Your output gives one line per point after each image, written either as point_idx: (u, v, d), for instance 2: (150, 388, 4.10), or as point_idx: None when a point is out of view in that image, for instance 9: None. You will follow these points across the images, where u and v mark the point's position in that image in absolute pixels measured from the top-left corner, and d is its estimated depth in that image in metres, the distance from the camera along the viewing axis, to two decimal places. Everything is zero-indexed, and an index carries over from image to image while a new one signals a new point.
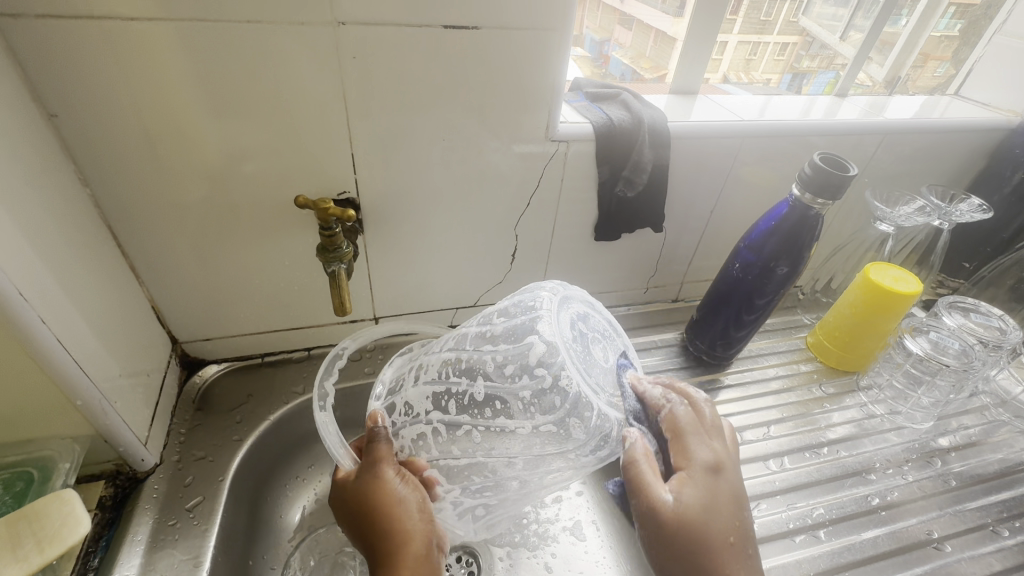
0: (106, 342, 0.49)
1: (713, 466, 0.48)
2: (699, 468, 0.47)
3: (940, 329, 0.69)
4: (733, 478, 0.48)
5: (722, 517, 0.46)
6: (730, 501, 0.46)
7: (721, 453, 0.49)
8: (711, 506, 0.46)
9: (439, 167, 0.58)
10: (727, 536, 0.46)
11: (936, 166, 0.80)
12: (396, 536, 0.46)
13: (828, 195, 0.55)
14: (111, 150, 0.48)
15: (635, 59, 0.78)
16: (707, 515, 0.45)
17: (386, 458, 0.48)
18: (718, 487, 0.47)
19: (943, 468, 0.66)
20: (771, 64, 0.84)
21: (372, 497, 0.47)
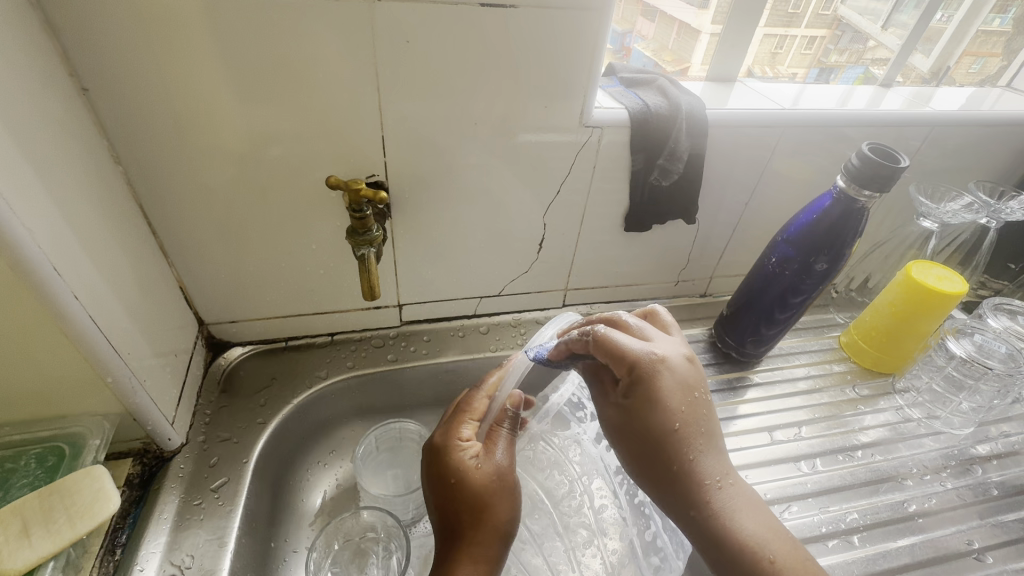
0: (136, 322, 0.49)
1: (659, 366, 0.45)
2: (658, 383, 0.45)
3: (985, 332, 0.67)
4: (693, 376, 0.46)
5: (687, 427, 0.45)
6: (671, 392, 0.45)
7: (673, 357, 0.47)
8: (651, 403, 0.45)
9: (470, 152, 0.57)
10: (702, 462, 0.45)
11: (984, 161, 0.76)
12: (493, 545, 0.46)
13: (876, 187, 0.53)
14: (141, 128, 0.48)
15: (658, 51, 0.73)
16: (671, 431, 0.45)
17: (508, 460, 0.50)
18: (673, 390, 0.45)
19: (983, 476, 0.63)
20: (797, 57, 0.77)
21: (484, 487, 0.47)
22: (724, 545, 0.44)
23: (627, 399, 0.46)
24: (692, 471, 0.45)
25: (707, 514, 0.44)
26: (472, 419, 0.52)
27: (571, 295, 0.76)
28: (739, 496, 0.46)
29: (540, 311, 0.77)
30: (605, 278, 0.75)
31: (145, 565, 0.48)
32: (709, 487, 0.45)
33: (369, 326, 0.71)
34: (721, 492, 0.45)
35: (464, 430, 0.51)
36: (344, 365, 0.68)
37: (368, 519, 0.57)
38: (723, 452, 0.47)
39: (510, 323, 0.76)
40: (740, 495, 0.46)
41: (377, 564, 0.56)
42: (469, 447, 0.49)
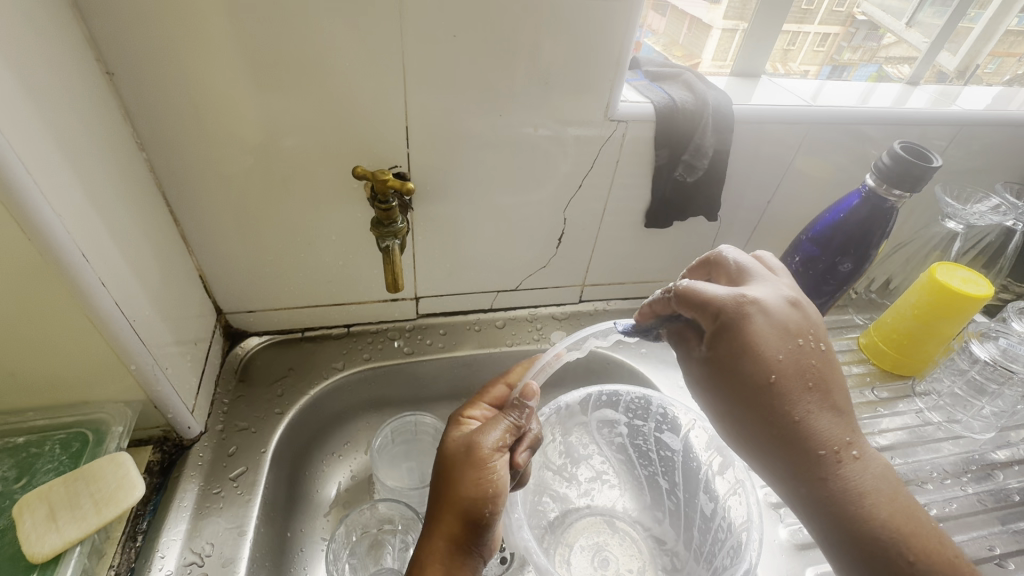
0: (159, 309, 0.49)
1: (756, 313, 0.41)
2: (755, 330, 0.41)
3: (1011, 336, 0.64)
4: (797, 321, 0.42)
5: (795, 377, 0.41)
6: (767, 341, 0.41)
7: (773, 302, 0.42)
8: (740, 355, 0.41)
9: (494, 145, 0.56)
10: (811, 414, 0.41)
11: (1012, 163, 0.75)
12: (444, 518, 0.42)
13: (907, 187, 0.52)
14: (167, 115, 0.48)
15: (667, 46, 0.72)
16: (773, 383, 0.40)
17: (488, 437, 0.45)
18: (773, 337, 0.41)
19: (1004, 482, 0.62)
20: (809, 55, 0.76)
21: (449, 456, 0.46)
22: (831, 496, 0.41)
23: (716, 350, 0.42)
24: (800, 426, 0.41)
25: (814, 466, 0.41)
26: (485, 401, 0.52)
27: (588, 291, 0.76)
28: (848, 448, 0.42)
29: (557, 306, 0.76)
30: (623, 275, 0.75)
31: (166, 552, 0.48)
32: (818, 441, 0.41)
33: (385, 319, 0.71)
34: (832, 446, 0.42)
35: (473, 408, 0.51)
36: (360, 357, 0.68)
37: (385, 512, 0.57)
38: (834, 406, 0.42)
39: (526, 318, 0.75)
40: (852, 446, 0.42)
41: (394, 555, 0.56)
42: (466, 422, 0.49)
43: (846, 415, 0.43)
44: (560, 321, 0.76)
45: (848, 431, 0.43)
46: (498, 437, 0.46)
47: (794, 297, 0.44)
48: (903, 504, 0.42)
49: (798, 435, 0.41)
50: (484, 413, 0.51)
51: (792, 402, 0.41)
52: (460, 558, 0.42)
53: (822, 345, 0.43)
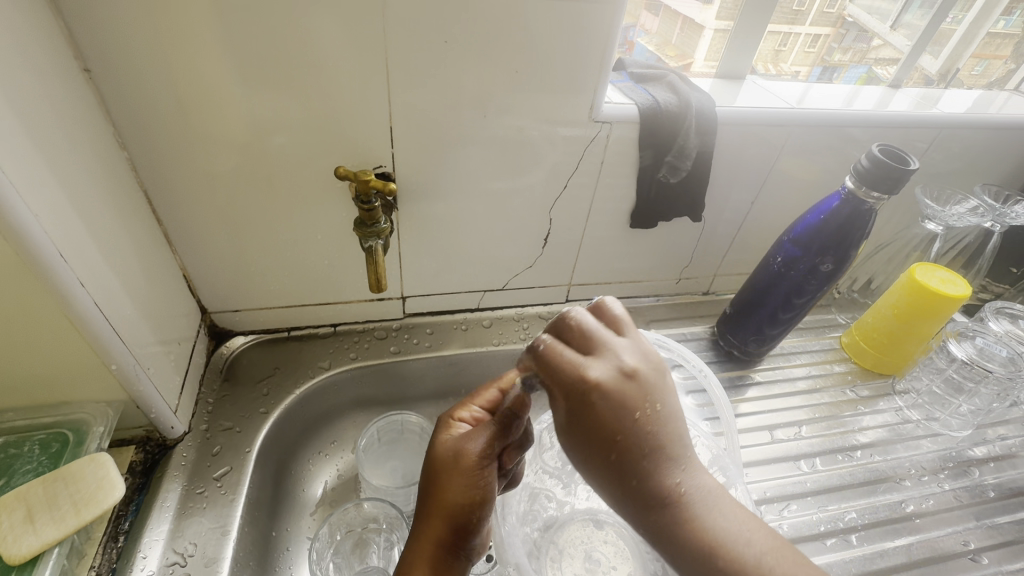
0: (140, 309, 0.48)
1: (593, 390, 0.36)
2: (593, 406, 0.36)
3: (987, 335, 0.66)
4: (633, 392, 0.37)
5: (626, 450, 0.37)
6: (619, 410, 0.36)
7: (601, 370, 0.37)
8: (595, 421, 0.37)
9: (479, 145, 0.57)
10: (659, 482, 0.37)
11: (992, 166, 0.76)
12: (431, 523, 0.42)
13: (885, 189, 0.53)
14: (148, 114, 0.47)
15: (661, 46, 0.73)
16: (626, 452, 0.36)
17: (477, 445, 0.44)
18: (618, 412, 0.36)
19: (980, 478, 0.64)
20: (800, 56, 0.77)
21: (438, 461, 0.45)
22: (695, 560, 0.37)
23: (565, 417, 0.38)
24: (647, 497, 0.37)
25: (667, 539, 0.37)
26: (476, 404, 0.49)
27: (574, 291, 0.76)
28: (713, 509, 0.38)
29: (544, 305, 0.77)
30: (609, 274, 0.75)
31: (148, 552, 0.48)
32: (670, 509, 0.37)
33: (372, 318, 0.71)
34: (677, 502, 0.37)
35: (462, 410, 0.49)
36: (346, 356, 0.68)
37: (369, 510, 0.57)
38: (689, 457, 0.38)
39: (514, 317, 0.76)
40: (715, 511, 0.38)
41: (378, 554, 0.56)
42: (455, 424, 0.48)
43: (697, 466, 0.39)
44: (547, 321, 0.76)
45: (706, 481, 0.39)
46: (488, 444, 0.45)
47: (635, 363, 0.38)
48: (785, 556, 0.38)
49: (654, 503, 0.37)
50: (474, 415, 0.49)
51: (645, 470, 0.37)
52: (448, 562, 0.42)
53: (660, 412, 0.37)
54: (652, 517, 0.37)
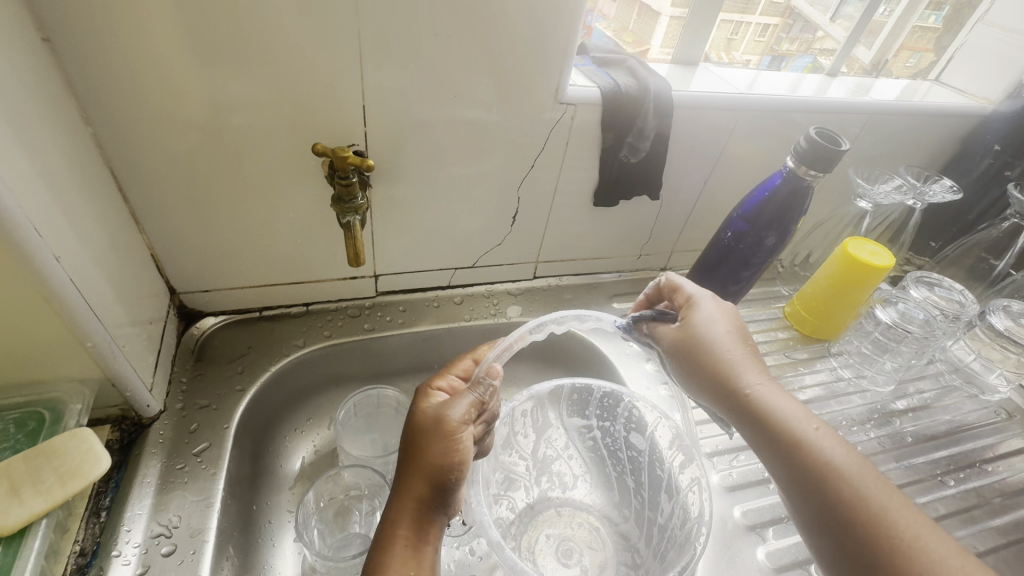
0: (113, 287, 0.48)
1: (696, 302, 0.54)
2: (693, 308, 0.53)
3: (908, 300, 0.74)
4: (727, 310, 0.53)
5: (735, 339, 0.51)
6: (705, 321, 0.52)
7: (706, 299, 0.54)
8: (716, 320, 0.52)
9: (449, 124, 0.58)
10: (743, 368, 0.50)
11: (914, 150, 0.84)
12: (411, 482, 0.45)
13: (820, 167, 0.58)
14: (115, 89, 0.47)
15: (618, 31, 0.77)
16: (705, 339, 0.51)
17: (456, 411, 0.48)
18: (716, 313, 0.53)
19: (900, 427, 0.72)
20: (751, 45, 0.82)
21: (417, 428, 0.48)
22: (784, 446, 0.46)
23: (671, 326, 0.54)
24: (734, 381, 0.49)
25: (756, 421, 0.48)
26: (453, 372, 0.54)
27: (541, 268, 0.80)
28: (781, 403, 0.48)
29: (512, 282, 0.80)
30: (574, 252, 0.79)
31: (132, 526, 0.49)
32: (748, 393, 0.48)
33: (344, 297, 0.72)
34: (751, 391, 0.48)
35: (440, 378, 0.53)
36: (320, 334, 0.69)
37: (348, 480, 0.59)
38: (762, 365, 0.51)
39: (483, 294, 0.78)
40: (783, 396, 0.49)
41: (360, 521, 0.59)
42: (434, 393, 0.51)
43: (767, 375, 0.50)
44: (515, 297, 0.79)
45: (781, 389, 0.50)
46: (466, 411, 0.49)
47: (721, 296, 0.55)
48: (843, 443, 0.45)
49: (726, 378, 0.49)
50: (450, 385, 0.53)
51: (724, 356, 0.50)
52: (426, 517, 0.45)
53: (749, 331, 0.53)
54: (729, 390, 0.49)
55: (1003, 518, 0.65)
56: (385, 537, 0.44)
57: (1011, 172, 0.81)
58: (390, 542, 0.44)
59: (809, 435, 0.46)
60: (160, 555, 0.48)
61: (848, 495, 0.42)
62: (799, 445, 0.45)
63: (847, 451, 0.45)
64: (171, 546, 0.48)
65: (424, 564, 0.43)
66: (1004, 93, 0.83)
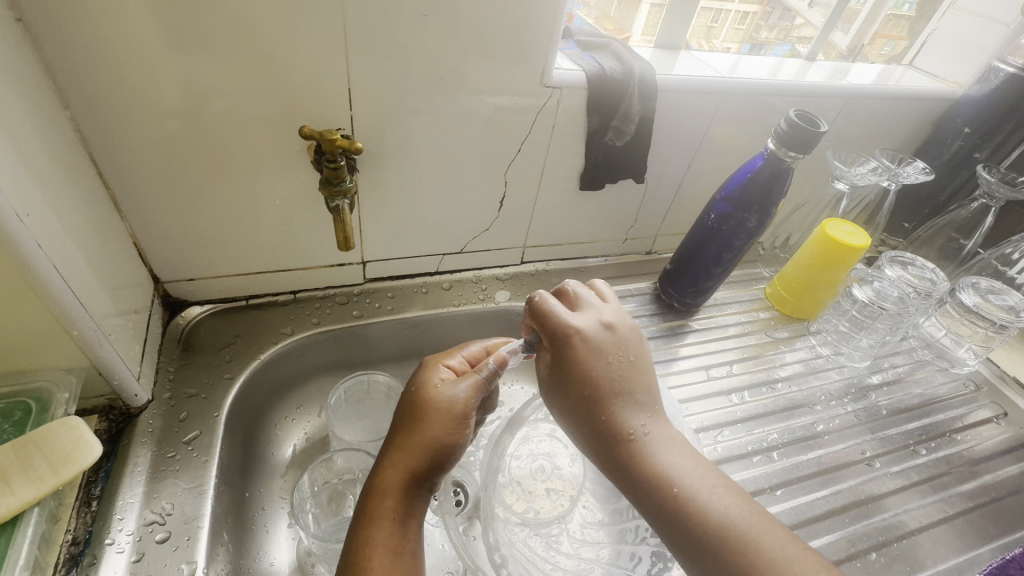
0: (97, 274, 0.48)
1: (574, 336, 0.49)
2: (562, 342, 0.49)
3: (883, 279, 0.76)
4: (612, 342, 0.50)
5: (604, 385, 0.48)
6: (596, 357, 0.49)
7: (590, 324, 0.50)
8: (592, 357, 0.49)
9: (437, 109, 0.58)
10: (622, 418, 0.48)
11: (889, 133, 0.87)
12: (409, 453, 0.46)
13: (800, 149, 0.60)
14: (93, 71, 0.46)
15: (599, 19, 0.77)
16: (585, 383, 0.48)
17: (467, 392, 0.49)
18: (593, 351, 0.49)
19: (876, 400, 0.75)
20: (732, 32, 0.82)
21: (422, 399, 0.48)
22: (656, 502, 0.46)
23: (551, 360, 0.50)
24: (608, 428, 0.48)
25: (625, 474, 0.47)
26: (463, 354, 0.54)
27: (528, 253, 0.80)
28: (669, 455, 0.47)
29: (499, 267, 0.80)
30: (560, 236, 0.80)
31: (124, 514, 0.48)
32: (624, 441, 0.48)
33: (332, 284, 0.72)
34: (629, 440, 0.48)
35: (451, 357, 0.53)
36: (309, 322, 0.69)
37: (340, 465, 0.60)
38: (646, 407, 0.50)
39: (472, 280, 0.79)
40: (666, 444, 0.48)
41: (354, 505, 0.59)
42: (441, 367, 0.52)
43: (654, 416, 0.50)
44: (503, 282, 0.80)
45: (665, 433, 0.49)
46: (472, 391, 0.49)
47: (611, 321, 0.52)
48: (729, 491, 0.46)
49: (607, 431, 0.48)
50: (456, 364, 0.53)
51: (605, 406, 0.48)
52: (412, 494, 0.46)
53: (639, 359, 0.51)
54: (608, 442, 0.48)
55: (971, 483, 0.68)
56: (372, 509, 0.45)
57: (980, 154, 0.83)
58: (377, 513, 0.44)
59: (680, 491, 0.45)
60: (154, 542, 0.48)
61: (730, 558, 0.42)
62: (668, 502, 0.45)
63: (728, 505, 0.44)
64: (166, 533, 0.48)
65: (407, 538, 0.45)
66: (974, 77, 0.86)
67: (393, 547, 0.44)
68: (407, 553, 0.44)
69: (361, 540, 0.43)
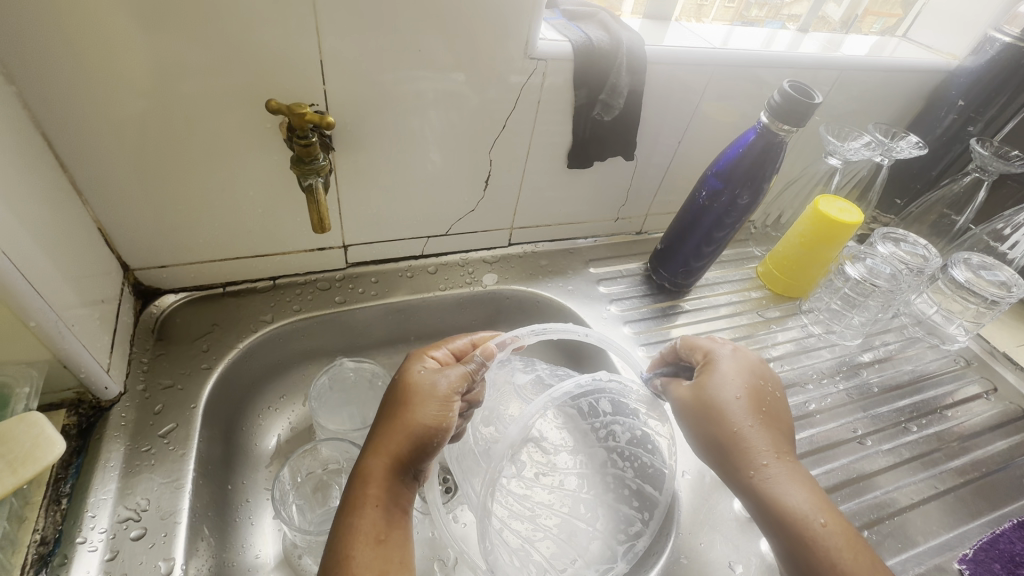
0: (56, 264, 0.45)
1: (723, 358, 0.53)
2: (716, 367, 0.53)
3: (875, 256, 0.75)
4: (753, 372, 0.53)
5: (751, 406, 0.50)
6: (734, 378, 0.51)
7: (739, 353, 0.54)
8: (732, 379, 0.51)
9: (416, 82, 0.55)
10: (755, 440, 0.48)
11: (884, 106, 0.85)
12: (392, 438, 0.45)
13: (795, 122, 0.58)
14: (41, 46, 0.42)
15: None
16: (723, 401, 0.50)
17: (451, 379, 0.48)
18: (737, 372, 0.52)
19: (867, 378, 0.75)
20: (722, 10, 0.79)
21: (406, 385, 0.48)
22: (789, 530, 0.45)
23: (696, 382, 0.52)
24: (740, 447, 0.48)
25: (757, 494, 0.47)
26: (449, 347, 0.53)
27: (516, 234, 0.78)
28: (795, 485, 0.47)
29: (486, 250, 0.78)
30: (549, 216, 0.78)
31: (97, 512, 0.47)
32: (759, 463, 0.47)
33: (313, 270, 0.69)
34: (767, 465, 0.47)
35: (436, 349, 0.53)
36: (290, 309, 0.67)
37: (326, 454, 0.58)
38: (782, 436, 0.50)
39: (458, 263, 0.77)
40: (795, 472, 0.48)
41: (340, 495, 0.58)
42: (429, 359, 0.51)
43: (788, 448, 0.50)
44: (491, 265, 0.78)
45: (793, 464, 0.48)
46: (456, 380, 0.48)
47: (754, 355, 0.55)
48: (841, 532, 0.45)
49: (737, 447, 0.48)
50: (444, 356, 0.52)
51: (734, 420, 0.49)
52: (397, 481, 0.45)
53: (778, 391, 0.53)
54: (738, 462, 0.48)
55: (961, 459, 0.68)
56: (356, 495, 0.44)
57: (974, 128, 0.82)
58: (361, 498, 0.43)
59: (821, 522, 0.45)
60: (129, 539, 0.46)
61: None
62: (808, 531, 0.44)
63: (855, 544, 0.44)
64: (141, 529, 0.47)
65: (391, 528, 0.43)
66: (968, 49, 0.84)
67: (376, 535, 0.42)
68: (391, 543, 0.43)
69: (344, 529, 0.42)
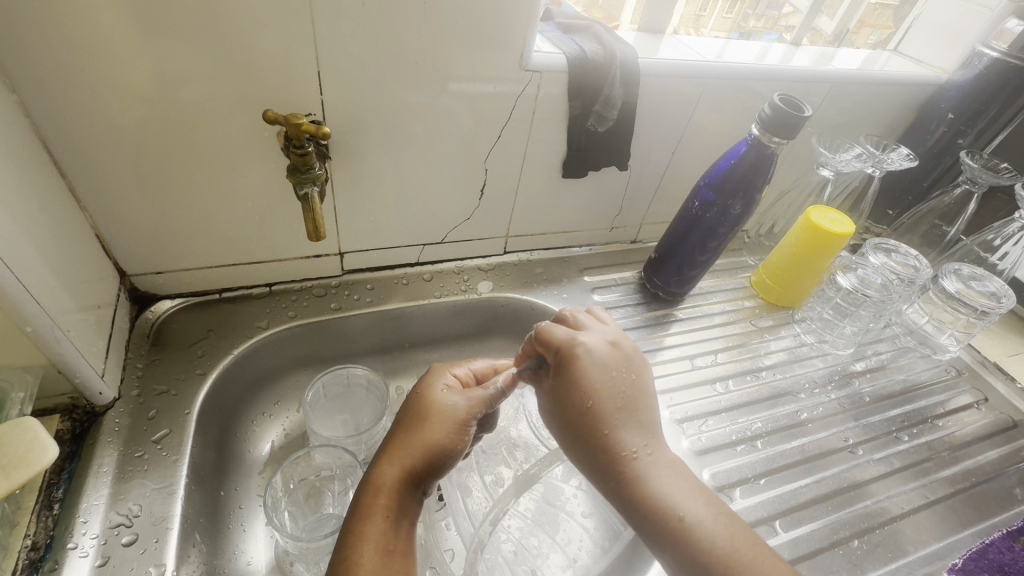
0: (52, 269, 0.46)
1: (578, 349, 0.48)
2: (561, 358, 0.49)
3: (867, 266, 0.76)
4: (616, 358, 0.49)
5: (610, 403, 0.47)
6: (591, 374, 0.47)
7: (596, 341, 0.50)
8: (592, 377, 0.47)
9: (412, 93, 0.56)
10: (620, 438, 0.46)
11: (875, 118, 0.86)
12: (407, 451, 0.45)
13: (784, 134, 0.59)
14: (43, 57, 0.43)
15: (588, 6, 0.75)
16: (583, 403, 0.47)
17: (472, 403, 0.49)
18: (595, 366, 0.48)
19: (859, 387, 0.75)
20: (720, 21, 0.81)
21: (427, 403, 0.48)
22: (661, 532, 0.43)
23: (554, 386, 0.49)
24: (604, 450, 0.46)
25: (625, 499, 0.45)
26: (470, 367, 0.54)
27: (512, 242, 0.79)
28: (660, 482, 0.45)
29: (482, 258, 0.79)
30: (545, 225, 0.78)
31: (89, 517, 0.47)
32: (624, 464, 0.45)
33: (309, 277, 0.70)
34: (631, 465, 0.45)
35: (457, 367, 0.53)
36: (285, 315, 0.67)
37: (319, 460, 0.57)
38: (644, 428, 0.47)
39: (454, 271, 0.77)
40: (661, 466, 0.46)
41: (332, 502, 0.58)
42: (451, 377, 0.52)
43: (654, 439, 0.47)
44: (486, 272, 0.78)
45: (660, 453, 0.47)
46: (475, 403, 0.49)
47: (616, 339, 0.51)
48: (720, 513, 0.44)
49: (601, 452, 0.46)
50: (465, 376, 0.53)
51: (596, 425, 0.46)
52: (408, 494, 0.45)
53: (640, 377, 0.49)
54: (607, 467, 0.46)
55: (951, 469, 0.68)
56: (367, 504, 0.43)
57: (964, 140, 0.83)
58: (370, 509, 0.43)
59: (686, 517, 0.43)
60: (120, 545, 0.46)
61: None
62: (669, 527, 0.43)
63: (729, 533, 0.43)
64: (132, 535, 0.47)
65: (400, 539, 0.43)
66: (959, 63, 0.85)
67: (384, 545, 0.42)
68: (398, 554, 0.42)
69: (352, 538, 0.42)
